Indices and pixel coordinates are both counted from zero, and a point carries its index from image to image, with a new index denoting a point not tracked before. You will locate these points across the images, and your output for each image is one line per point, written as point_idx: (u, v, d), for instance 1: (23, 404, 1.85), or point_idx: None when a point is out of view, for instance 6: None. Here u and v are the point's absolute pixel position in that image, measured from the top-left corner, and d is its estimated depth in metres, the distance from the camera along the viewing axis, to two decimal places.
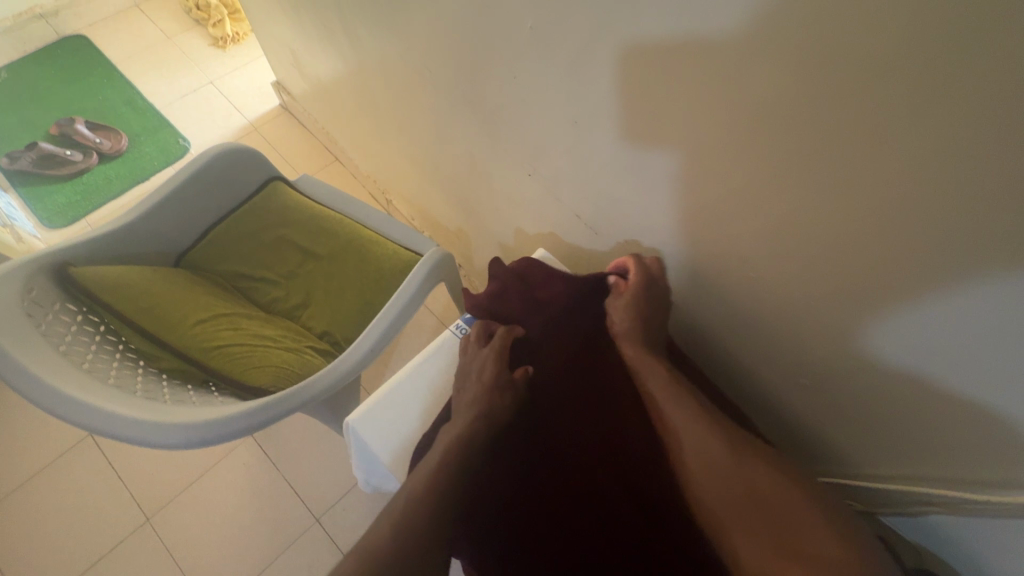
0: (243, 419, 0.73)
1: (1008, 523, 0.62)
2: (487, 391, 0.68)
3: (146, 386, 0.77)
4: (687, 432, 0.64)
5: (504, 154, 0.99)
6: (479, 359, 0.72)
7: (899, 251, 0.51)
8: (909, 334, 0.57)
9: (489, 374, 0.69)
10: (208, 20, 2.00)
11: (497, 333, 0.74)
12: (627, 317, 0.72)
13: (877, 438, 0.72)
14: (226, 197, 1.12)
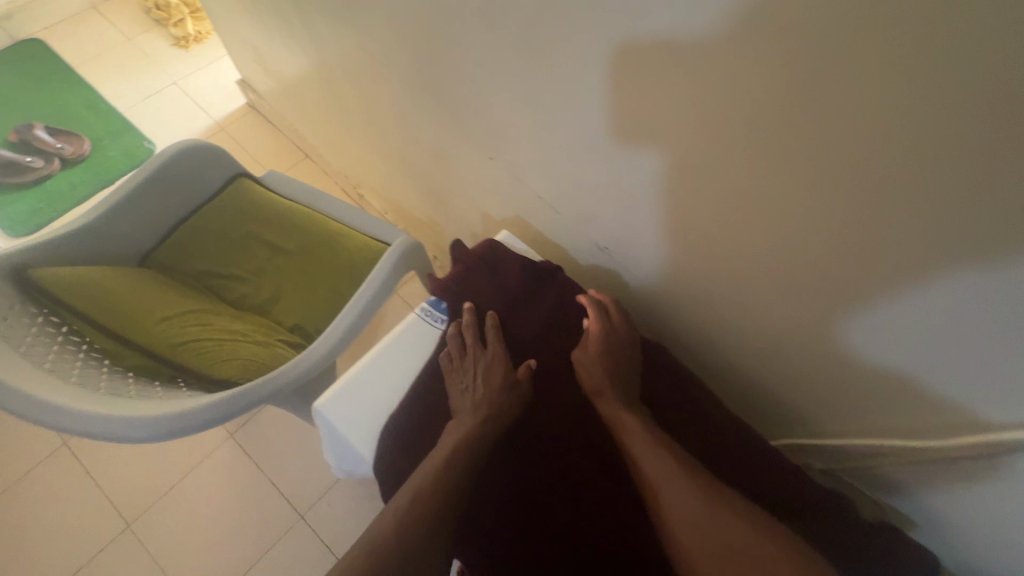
0: (210, 410, 0.73)
1: (955, 467, 0.66)
2: (497, 394, 0.66)
3: (112, 382, 0.77)
4: (668, 490, 0.61)
5: (467, 141, 0.99)
6: (481, 360, 0.68)
7: (835, 213, 0.53)
8: (891, 334, 0.59)
9: (497, 377, 0.67)
10: (169, 19, 1.96)
11: (492, 331, 0.71)
12: (597, 363, 0.71)
13: (832, 399, 0.74)
14: (190, 195, 1.10)
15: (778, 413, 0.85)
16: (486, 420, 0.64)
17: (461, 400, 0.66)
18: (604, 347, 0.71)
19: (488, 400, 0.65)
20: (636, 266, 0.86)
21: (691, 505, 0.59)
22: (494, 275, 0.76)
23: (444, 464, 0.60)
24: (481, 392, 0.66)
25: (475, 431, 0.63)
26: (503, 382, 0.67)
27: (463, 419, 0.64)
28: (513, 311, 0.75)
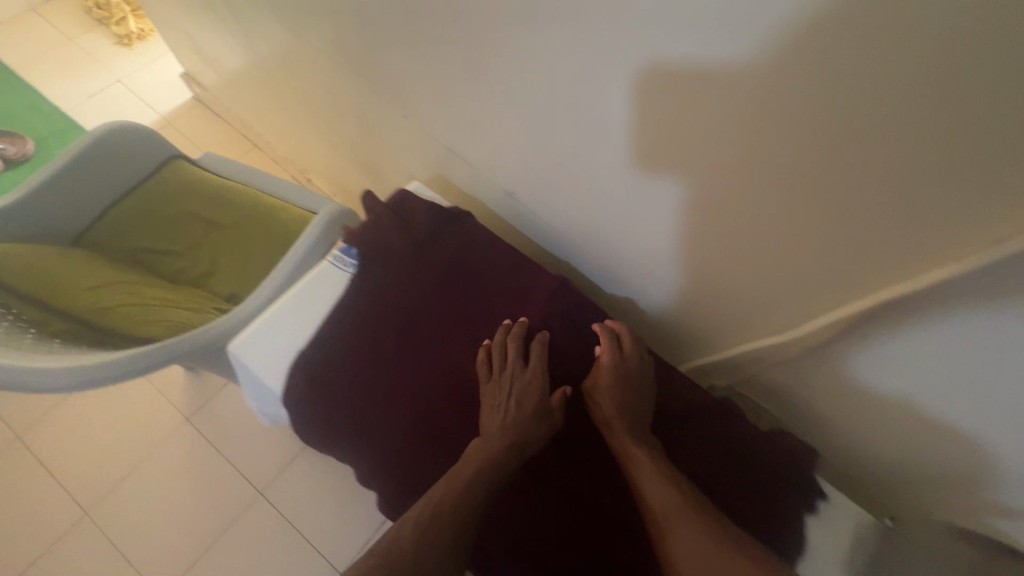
0: (134, 359, 0.74)
1: (820, 358, 0.68)
2: (526, 419, 0.64)
3: (36, 342, 0.79)
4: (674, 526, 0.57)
5: (386, 107, 1.02)
6: (517, 379, 0.67)
7: (681, 120, 0.56)
8: (906, 366, 0.61)
9: (529, 403, 0.65)
10: (110, 18, 1.96)
11: (537, 349, 0.69)
12: (621, 392, 0.68)
13: (719, 320, 0.78)
14: (123, 176, 1.12)
15: (687, 346, 0.88)
16: (512, 447, 0.62)
17: (490, 418, 0.65)
18: (625, 378, 0.69)
19: (517, 423, 0.64)
20: (581, 252, 0.90)
21: (698, 544, 0.54)
22: (401, 221, 0.77)
23: (460, 485, 0.59)
24: (512, 415, 0.64)
25: (496, 456, 0.61)
26: (534, 405, 0.65)
27: (489, 439, 0.63)
28: (419, 253, 0.76)
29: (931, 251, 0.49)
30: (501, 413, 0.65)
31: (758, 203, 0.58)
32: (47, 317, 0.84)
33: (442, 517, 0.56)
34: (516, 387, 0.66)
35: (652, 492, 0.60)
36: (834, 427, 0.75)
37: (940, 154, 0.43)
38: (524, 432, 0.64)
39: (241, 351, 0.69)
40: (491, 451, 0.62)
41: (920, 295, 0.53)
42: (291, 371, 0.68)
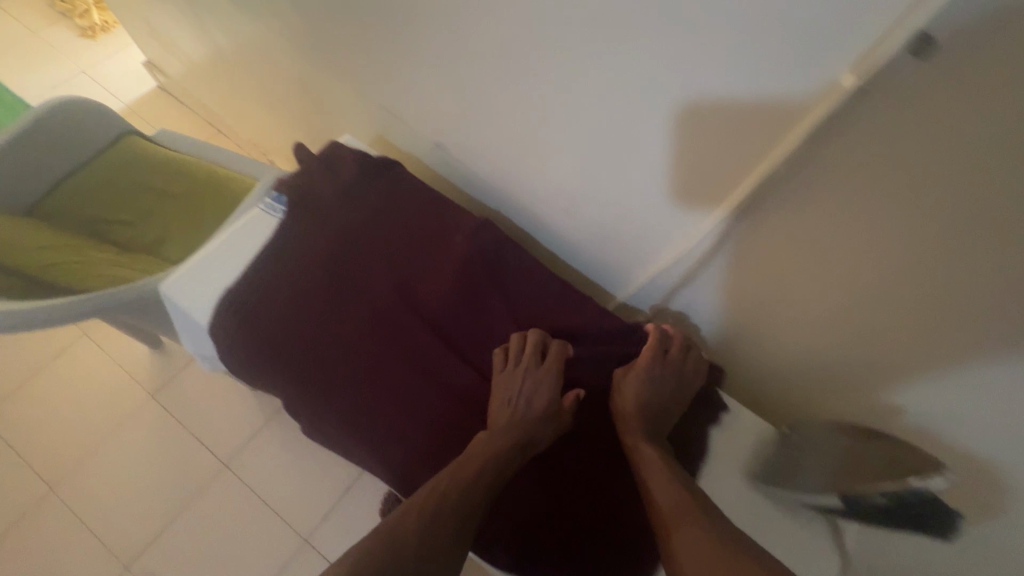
0: (76, 309, 0.78)
1: (713, 265, 0.74)
2: (535, 418, 0.65)
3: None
4: (678, 522, 0.53)
5: (328, 72, 1.07)
6: (531, 377, 0.68)
7: (574, 38, 0.63)
8: (947, 395, 0.62)
9: (539, 402, 0.66)
10: (73, 11, 1.98)
11: (555, 353, 0.70)
12: (639, 391, 0.67)
13: (633, 251, 0.83)
14: (76, 151, 1.14)
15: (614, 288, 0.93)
16: (517, 442, 0.63)
17: (500, 413, 0.66)
18: (643, 380, 0.68)
19: (526, 419, 0.65)
20: (526, 214, 0.94)
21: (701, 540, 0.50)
22: (330, 168, 0.80)
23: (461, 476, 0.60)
24: (521, 412, 0.65)
25: (502, 451, 0.62)
26: (545, 402, 0.66)
27: (496, 434, 0.64)
28: (346, 197, 0.79)
29: (774, 138, 0.56)
30: (511, 408, 0.66)
31: (642, 116, 0.65)
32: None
33: (444, 509, 0.57)
34: (528, 384, 0.67)
35: (657, 489, 0.58)
36: (742, 345, 0.82)
37: (759, 36, 0.50)
38: (531, 429, 0.65)
39: (171, 292, 0.72)
40: (496, 443, 0.63)
41: (771, 185, 0.60)
42: (219, 304, 0.71)
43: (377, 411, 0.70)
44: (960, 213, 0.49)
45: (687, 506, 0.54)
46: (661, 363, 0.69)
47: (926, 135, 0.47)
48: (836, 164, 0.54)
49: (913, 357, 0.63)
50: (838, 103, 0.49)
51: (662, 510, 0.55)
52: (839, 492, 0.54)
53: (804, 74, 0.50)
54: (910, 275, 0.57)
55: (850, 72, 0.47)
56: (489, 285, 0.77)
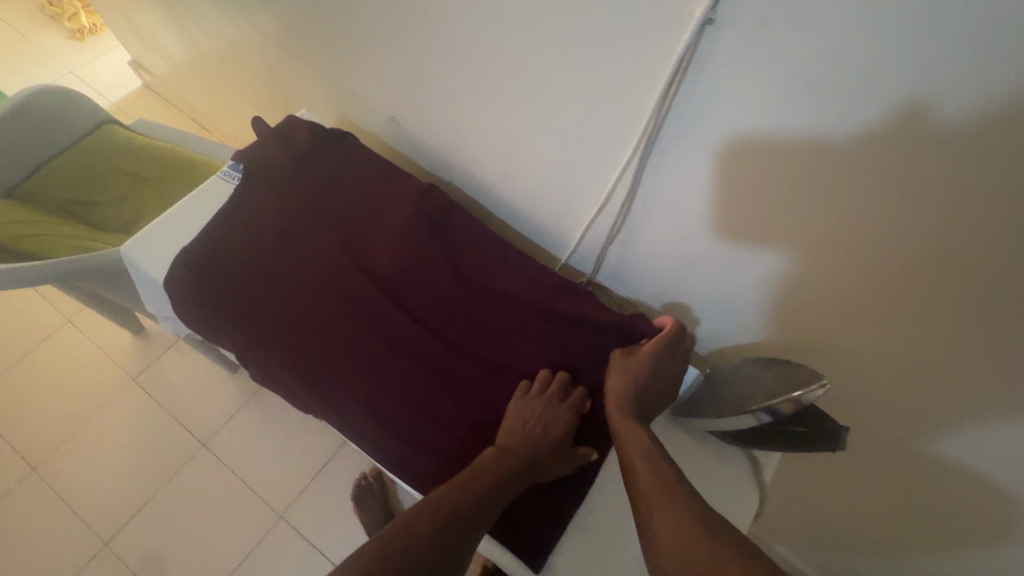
0: (37, 269, 0.83)
1: (635, 220, 0.79)
2: (548, 447, 0.66)
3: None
4: (654, 507, 0.53)
5: (291, 57, 1.12)
6: (551, 410, 0.68)
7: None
8: (991, 449, 0.65)
9: (555, 433, 0.66)
10: (63, 15, 2.05)
11: (578, 391, 0.71)
12: (634, 384, 0.67)
13: (568, 214, 0.88)
14: (55, 137, 1.20)
15: (560, 253, 0.97)
16: (526, 466, 0.63)
17: (513, 433, 0.66)
18: (639, 376, 0.68)
19: (539, 446, 0.65)
20: (475, 184, 0.99)
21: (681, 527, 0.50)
22: (281, 135, 0.86)
23: (468, 488, 0.60)
24: (535, 437, 0.65)
25: (510, 467, 0.63)
26: (560, 431, 0.67)
27: (507, 453, 0.64)
28: (295, 161, 0.84)
29: (652, 80, 0.62)
30: (526, 433, 0.66)
31: (553, 71, 0.70)
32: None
33: (450, 517, 0.57)
34: (546, 415, 0.67)
35: (639, 472, 0.57)
36: (673, 300, 0.86)
37: None
38: (543, 457, 0.65)
39: (128, 250, 0.78)
40: (506, 465, 0.63)
41: (660, 129, 0.65)
42: (171, 259, 0.77)
43: (315, 352, 0.74)
44: (817, 142, 0.54)
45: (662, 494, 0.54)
46: (661, 358, 0.69)
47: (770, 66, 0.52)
48: (708, 104, 0.59)
49: (808, 290, 0.67)
50: (693, 36, 0.54)
51: (641, 495, 0.56)
52: (744, 412, 0.59)
53: (663, 12, 0.55)
54: (787, 207, 0.61)
55: (700, 4, 0.52)
56: (430, 240, 0.82)
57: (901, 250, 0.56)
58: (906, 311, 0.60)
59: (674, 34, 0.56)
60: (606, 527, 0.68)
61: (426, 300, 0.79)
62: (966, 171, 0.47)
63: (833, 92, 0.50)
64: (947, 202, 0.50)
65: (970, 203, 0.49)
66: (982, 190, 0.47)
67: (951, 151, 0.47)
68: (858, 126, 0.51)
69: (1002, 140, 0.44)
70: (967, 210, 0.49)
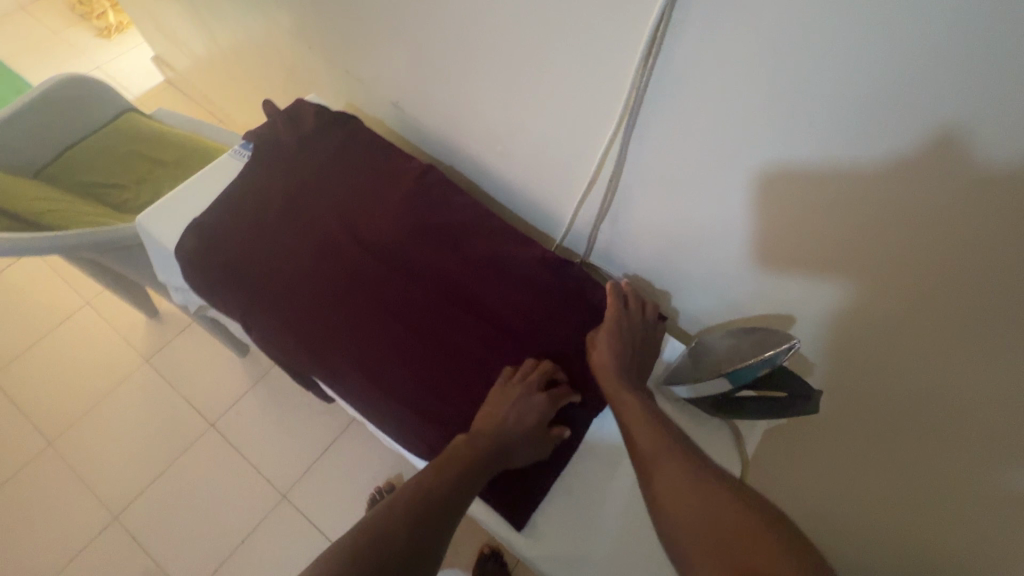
0: (58, 238, 0.88)
1: (624, 200, 0.82)
2: (520, 434, 0.66)
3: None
4: (657, 469, 0.57)
5: (302, 47, 1.16)
6: (527, 399, 0.68)
7: None
8: None
9: (528, 422, 0.67)
10: (92, 13, 2.14)
11: (560, 384, 0.71)
12: (612, 349, 0.69)
13: (562, 195, 0.91)
14: (79, 123, 1.26)
15: (554, 234, 1.00)
16: (496, 452, 0.65)
17: (487, 419, 0.67)
18: (618, 342, 0.70)
19: (512, 433, 0.66)
20: (475, 169, 1.02)
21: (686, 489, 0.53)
22: (290, 118, 0.90)
23: (448, 474, 0.61)
24: (507, 424, 0.66)
25: (486, 454, 0.64)
26: (536, 420, 0.68)
27: (479, 439, 0.65)
28: (303, 141, 0.89)
29: (632, 57, 0.64)
30: (501, 421, 0.66)
31: (542, 53, 0.73)
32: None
33: (429, 501, 0.58)
34: (520, 403, 0.68)
35: (640, 438, 0.61)
36: (662, 278, 0.88)
37: None
38: (516, 444, 0.66)
39: (143, 220, 0.83)
40: (477, 451, 0.64)
41: (641, 100, 0.67)
42: (182, 230, 0.81)
43: (313, 319, 0.78)
44: (788, 116, 0.57)
45: (670, 455, 0.57)
46: (624, 321, 0.72)
47: (738, 35, 0.54)
48: (684, 73, 0.62)
49: (790, 264, 0.69)
50: (665, 8, 0.57)
51: (645, 459, 0.59)
52: (722, 373, 0.63)
53: None
54: (763, 176, 0.64)
55: None
56: (428, 218, 0.85)
57: (877, 221, 0.58)
58: (878, 281, 0.62)
59: (647, 6, 0.59)
60: (589, 490, 0.71)
61: (421, 272, 0.82)
62: (924, 142, 0.50)
63: (796, 57, 0.52)
64: (907, 175, 0.52)
65: (933, 180, 0.51)
66: (940, 155, 0.49)
67: (910, 122, 0.49)
68: (821, 93, 0.53)
69: (954, 110, 0.46)
70: (925, 178, 0.51)
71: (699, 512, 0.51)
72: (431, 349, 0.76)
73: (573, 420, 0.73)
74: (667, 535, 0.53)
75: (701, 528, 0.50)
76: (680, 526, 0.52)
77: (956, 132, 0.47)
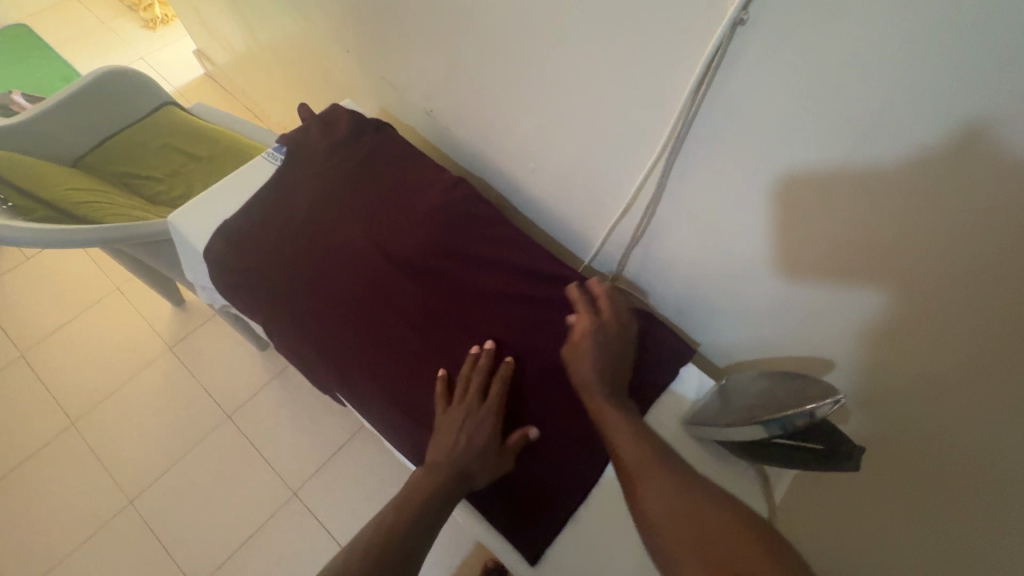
0: (93, 232, 0.91)
1: (660, 226, 0.79)
2: (479, 450, 0.65)
3: (10, 215, 0.95)
4: (645, 477, 0.57)
5: (338, 49, 1.16)
6: (473, 414, 0.67)
7: None
8: None
9: (483, 436, 0.66)
10: (139, 5, 2.20)
11: (496, 387, 0.70)
12: (595, 358, 0.68)
13: (593, 215, 0.88)
14: (118, 115, 1.29)
15: (583, 254, 0.97)
16: (460, 473, 0.63)
17: (439, 446, 0.65)
18: (599, 345, 0.69)
19: (469, 451, 0.64)
20: (505, 182, 1.01)
21: (667, 497, 0.54)
22: (324, 126, 0.90)
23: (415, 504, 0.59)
24: (462, 444, 0.64)
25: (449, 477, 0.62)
26: (491, 436, 0.66)
27: (437, 465, 0.63)
28: (336, 148, 0.88)
29: (680, 83, 0.62)
30: (452, 441, 0.65)
31: (583, 72, 0.71)
32: (27, 205, 1.01)
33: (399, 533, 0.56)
34: (471, 420, 0.67)
35: (622, 441, 0.61)
36: (691, 307, 0.85)
37: None
38: (475, 461, 0.64)
39: (174, 218, 0.83)
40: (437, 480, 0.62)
41: (687, 130, 0.65)
42: (216, 228, 0.81)
43: (337, 331, 0.77)
44: (839, 154, 0.54)
45: (654, 460, 0.58)
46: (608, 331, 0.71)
47: (796, 66, 0.51)
48: (733, 104, 0.59)
49: (827, 304, 0.65)
50: (723, 36, 0.54)
51: (629, 465, 0.59)
52: (755, 421, 0.59)
53: (695, 12, 0.55)
54: (809, 217, 0.61)
55: (731, 5, 0.52)
56: (457, 231, 0.84)
57: (928, 273, 0.54)
58: (927, 332, 0.57)
59: (705, 33, 0.56)
60: (604, 524, 0.68)
61: (447, 288, 0.80)
62: (952, 132, 0.45)
63: (857, 95, 0.49)
64: (931, 172, 0.48)
65: (966, 185, 0.47)
66: (982, 179, 0.46)
67: (933, 120, 0.46)
68: (878, 134, 0.50)
69: (1010, 129, 0.42)
70: (978, 220, 0.48)
71: (693, 526, 0.51)
72: (454, 365, 0.74)
73: (596, 448, 0.70)
74: (647, 536, 0.54)
75: (690, 535, 0.51)
76: (673, 542, 0.51)
77: (989, 125, 0.43)
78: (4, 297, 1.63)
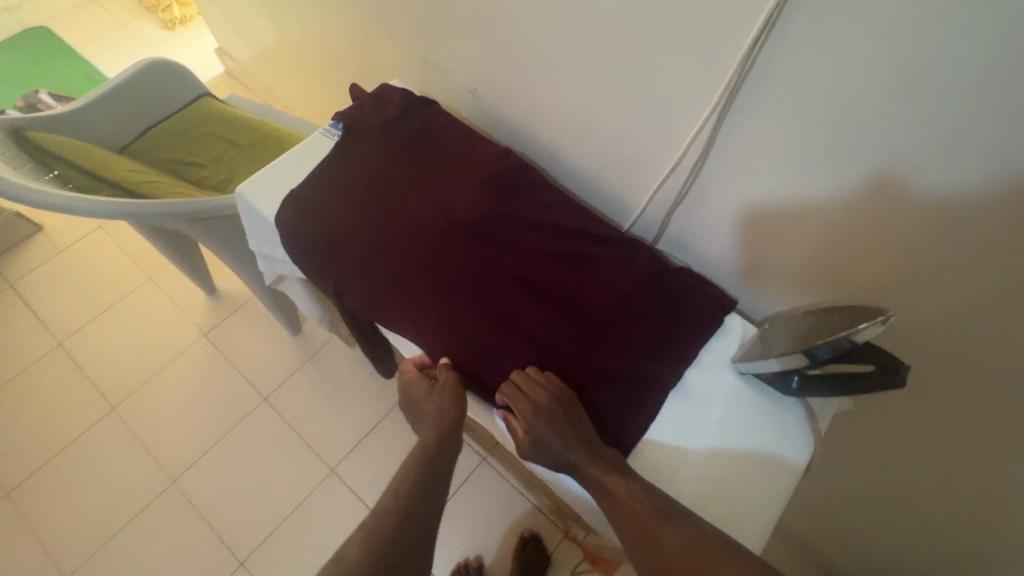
0: (153, 207, 0.95)
1: (701, 189, 0.84)
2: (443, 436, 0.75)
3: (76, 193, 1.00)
4: (643, 527, 0.61)
5: (375, 35, 1.21)
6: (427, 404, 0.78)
7: None
8: None
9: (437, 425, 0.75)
10: (158, 6, 2.25)
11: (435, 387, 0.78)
12: (535, 430, 0.69)
13: (633, 182, 0.94)
14: (159, 105, 1.34)
15: (623, 221, 1.03)
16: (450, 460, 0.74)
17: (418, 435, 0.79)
18: (540, 425, 0.69)
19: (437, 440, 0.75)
20: (546, 156, 1.06)
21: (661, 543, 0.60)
22: (377, 104, 0.96)
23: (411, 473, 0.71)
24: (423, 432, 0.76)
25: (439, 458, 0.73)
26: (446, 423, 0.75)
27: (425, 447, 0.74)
28: (391, 125, 0.94)
29: (728, 50, 0.67)
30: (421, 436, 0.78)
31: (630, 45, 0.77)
32: (89, 185, 1.06)
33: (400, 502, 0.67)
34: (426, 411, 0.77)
35: (619, 494, 0.64)
36: (729, 267, 0.90)
37: None
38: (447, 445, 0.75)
39: (242, 190, 0.88)
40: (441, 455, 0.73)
41: (736, 92, 0.70)
42: (288, 195, 0.87)
43: (403, 291, 0.82)
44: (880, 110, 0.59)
45: (659, 511, 0.62)
46: (545, 407, 0.70)
47: (837, 34, 0.57)
48: (775, 74, 0.65)
49: (866, 250, 0.71)
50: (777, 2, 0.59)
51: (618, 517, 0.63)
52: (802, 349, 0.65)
53: None
54: (806, 201, 0.73)
55: None
56: (508, 197, 0.89)
57: (964, 211, 0.59)
58: (964, 267, 0.63)
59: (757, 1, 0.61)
60: (664, 457, 0.73)
61: (503, 250, 0.85)
62: (943, 113, 0.55)
63: (900, 50, 0.54)
64: (912, 159, 0.60)
65: (918, 179, 0.61)
66: (960, 156, 0.56)
67: (918, 109, 0.57)
68: (920, 86, 0.55)
69: None
70: (975, 176, 0.56)
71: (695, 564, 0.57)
72: (515, 318, 0.80)
73: (654, 387, 0.76)
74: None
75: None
76: None
77: (977, 103, 0.52)
78: (39, 289, 1.67)
